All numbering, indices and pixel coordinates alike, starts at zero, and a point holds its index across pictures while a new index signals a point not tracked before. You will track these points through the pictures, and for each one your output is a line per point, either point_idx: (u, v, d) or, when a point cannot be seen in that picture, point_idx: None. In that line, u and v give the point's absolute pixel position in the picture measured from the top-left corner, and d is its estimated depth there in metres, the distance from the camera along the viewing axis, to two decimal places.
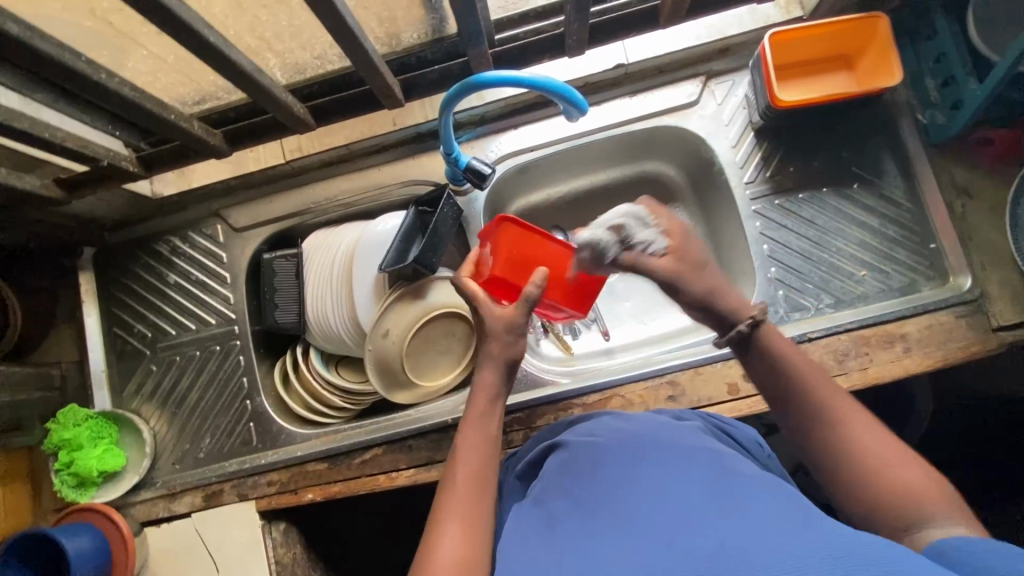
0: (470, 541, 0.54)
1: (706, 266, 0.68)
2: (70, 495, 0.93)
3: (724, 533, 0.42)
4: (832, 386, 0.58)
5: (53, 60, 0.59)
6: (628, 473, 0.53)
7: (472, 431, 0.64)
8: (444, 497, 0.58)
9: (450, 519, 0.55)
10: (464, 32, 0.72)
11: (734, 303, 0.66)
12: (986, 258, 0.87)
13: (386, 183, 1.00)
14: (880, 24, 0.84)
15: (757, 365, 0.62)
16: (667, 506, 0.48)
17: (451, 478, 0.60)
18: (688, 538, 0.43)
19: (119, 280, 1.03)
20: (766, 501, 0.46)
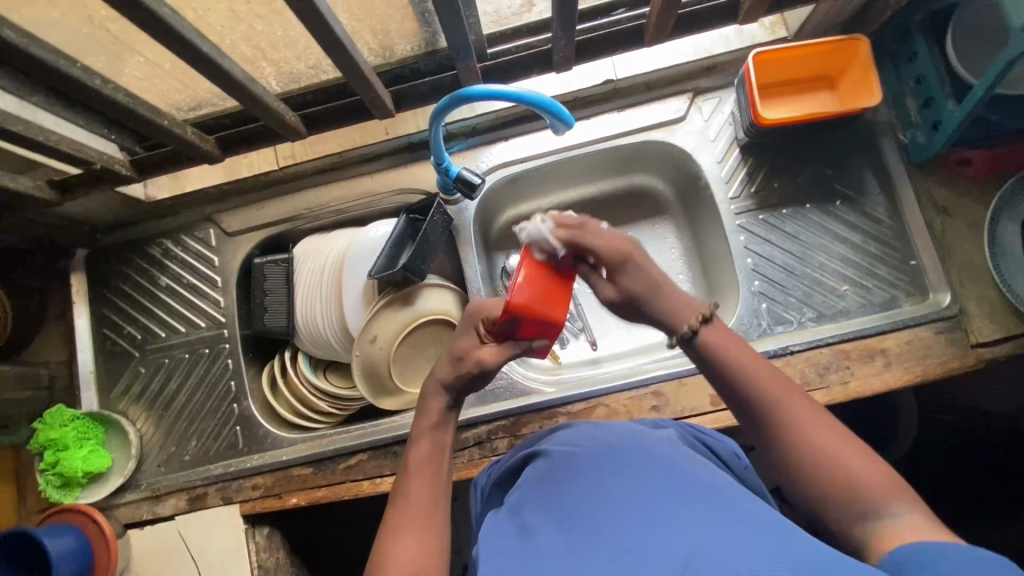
0: (424, 549, 0.54)
1: (658, 290, 0.64)
2: (55, 496, 0.93)
3: (690, 537, 0.45)
4: (784, 378, 0.58)
5: (50, 65, 0.60)
6: (599, 481, 0.55)
7: (423, 444, 0.65)
8: (396, 510, 0.59)
9: (405, 529, 0.56)
10: (454, 46, 0.74)
11: (676, 312, 0.63)
12: (965, 275, 0.89)
13: (378, 191, 1.01)
14: (862, 45, 0.87)
15: (705, 365, 0.61)
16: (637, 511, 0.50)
17: (404, 492, 0.60)
18: (655, 546, 0.45)
19: (111, 282, 1.04)
20: (730, 506, 0.49)
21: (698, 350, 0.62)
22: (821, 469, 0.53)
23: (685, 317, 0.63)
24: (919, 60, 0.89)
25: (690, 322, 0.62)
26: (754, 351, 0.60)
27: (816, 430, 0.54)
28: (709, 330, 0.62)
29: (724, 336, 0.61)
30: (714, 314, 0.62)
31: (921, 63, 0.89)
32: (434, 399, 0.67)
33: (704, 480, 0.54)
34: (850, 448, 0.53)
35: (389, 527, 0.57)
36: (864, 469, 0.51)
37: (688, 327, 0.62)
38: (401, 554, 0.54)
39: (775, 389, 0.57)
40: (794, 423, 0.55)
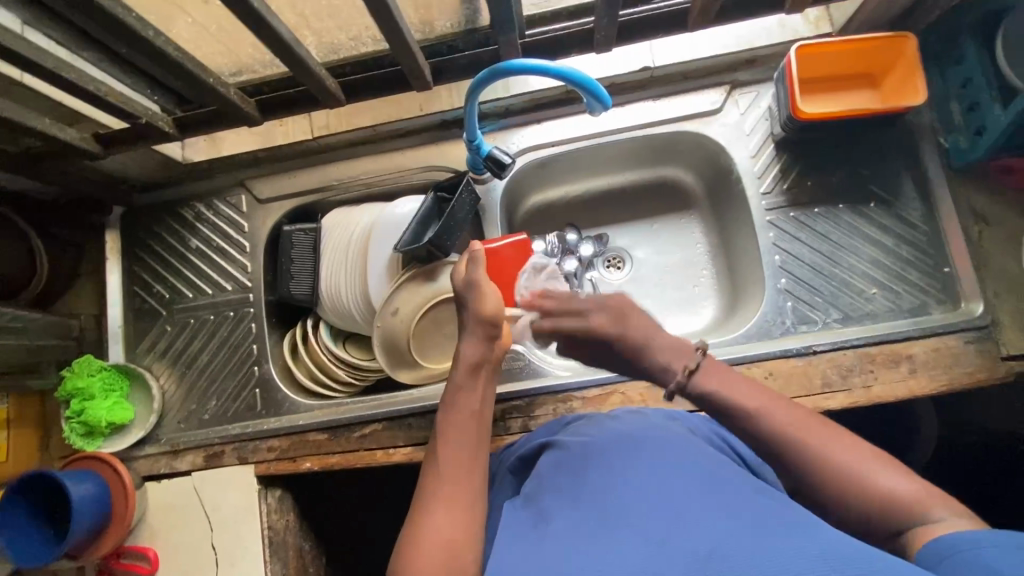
0: (457, 520, 0.55)
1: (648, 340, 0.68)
2: (78, 443, 0.96)
3: (720, 531, 0.44)
4: (778, 399, 0.60)
5: (107, 13, 0.62)
6: (623, 469, 0.55)
7: (457, 412, 0.66)
8: (427, 483, 0.59)
9: (437, 502, 0.56)
10: (496, 20, 0.74)
11: (666, 359, 0.66)
12: (1000, 286, 0.87)
13: (408, 167, 1.02)
14: (908, 44, 0.85)
15: (709, 408, 0.63)
16: (662, 502, 0.49)
17: (434, 463, 0.61)
18: (686, 536, 0.44)
19: (143, 241, 1.06)
20: (759, 503, 0.48)
21: (695, 396, 0.63)
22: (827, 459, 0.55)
23: (676, 364, 0.65)
24: (967, 63, 0.87)
25: (684, 367, 0.64)
26: (751, 380, 0.62)
27: (782, 413, 0.58)
28: (704, 368, 0.64)
29: (715, 372, 0.64)
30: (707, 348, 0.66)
31: (969, 65, 0.87)
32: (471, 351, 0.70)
33: (732, 478, 0.53)
34: (821, 427, 0.57)
35: (424, 501, 0.57)
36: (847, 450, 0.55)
37: (682, 374, 0.64)
38: (435, 522, 0.54)
39: (755, 399, 0.59)
40: (784, 433, 0.57)
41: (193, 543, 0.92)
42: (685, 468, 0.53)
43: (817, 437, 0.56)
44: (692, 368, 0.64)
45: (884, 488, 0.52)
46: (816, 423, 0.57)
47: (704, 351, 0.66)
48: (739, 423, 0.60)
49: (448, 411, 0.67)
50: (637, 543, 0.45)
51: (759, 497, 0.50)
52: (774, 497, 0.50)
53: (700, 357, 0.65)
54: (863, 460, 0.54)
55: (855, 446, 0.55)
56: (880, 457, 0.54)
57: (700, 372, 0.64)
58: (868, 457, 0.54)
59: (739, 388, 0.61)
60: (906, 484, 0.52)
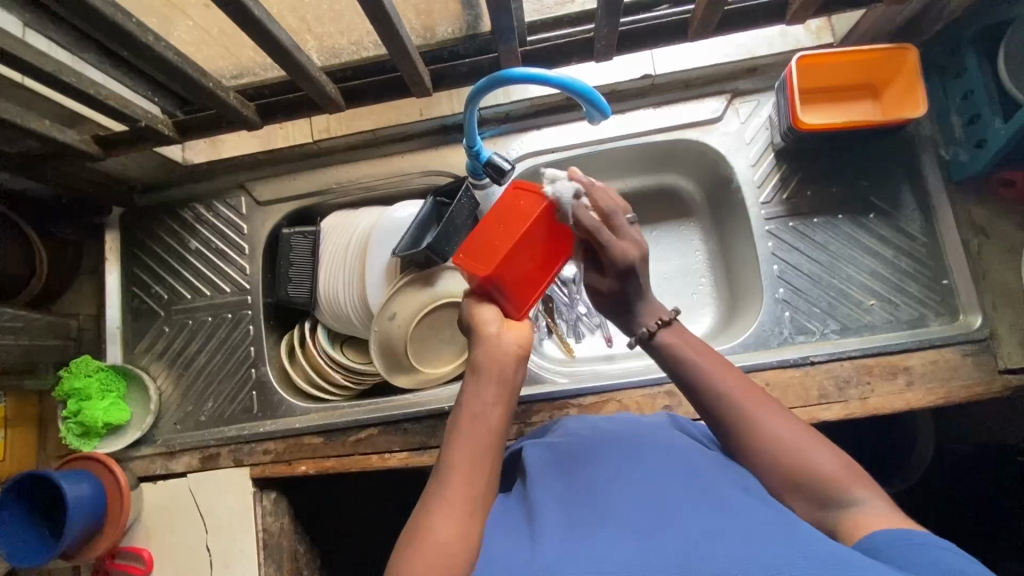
0: (461, 528, 0.51)
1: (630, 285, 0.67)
2: (74, 443, 0.96)
3: (704, 531, 0.45)
4: (744, 380, 0.59)
5: (107, 18, 0.62)
6: (611, 469, 0.56)
7: (473, 411, 0.58)
8: (436, 482, 0.54)
9: (446, 506, 0.52)
10: (497, 29, 0.74)
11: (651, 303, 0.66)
12: (999, 299, 0.86)
13: (408, 171, 1.02)
14: (910, 56, 0.85)
15: (667, 367, 0.63)
16: (649, 505, 0.49)
17: (448, 461, 0.55)
18: (669, 541, 0.45)
19: (142, 242, 1.06)
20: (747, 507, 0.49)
21: (659, 351, 0.64)
22: (761, 426, 0.55)
23: (648, 316, 0.66)
24: (968, 75, 0.87)
25: (653, 321, 0.65)
26: (728, 362, 0.61)
27: (733, 382, 0.59)
28: (667, 333, 0.64)
29: (684, 335, 0.64)
30: (673, 318, 0.65)
31: (970, 78, 0.86)
32: (493, 351, 0.62)
33: (720, 475, 0.54)
34: (773, 406, 0.57)
35: (431, 501, 0.53)
36: (781, 421, 0.56)
37: (647, 326, 0.65)
38: (439, 529, 0.50)
39: (715, 374, 0.59)
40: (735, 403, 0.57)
41: (187, 545, 0.92)
42: (677, 471, 0.54)
43: (766, 414, 0.56)
44: (656, 326, 0.65)
45: (824, 468, 0.52)
46: (763, 397, 0.58)
47: (668, 321, 0.65)
48: (699, 394, 0.60)
49: (469, 401, 0.59)
50: (624, 541, 0.46)
51: (744, 494, 0.51)
52: (756, 494, 0.52)
53: (663, 326, 0.65)
54: (807, 443, 0.54)
55: (801, 426, 0.55)
56: (825, 441, 0.54)
57: (662, 335, 0.64)
58: (804, 435, 0.55)
59: (696, 356, 0.62)
60: (840, 463, 0.53)
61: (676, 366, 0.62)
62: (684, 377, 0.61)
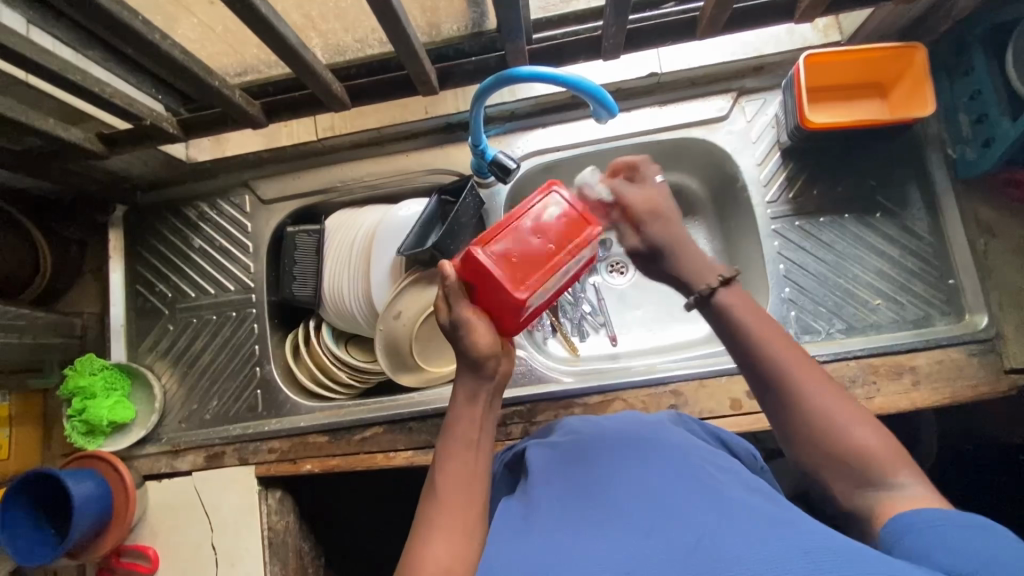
0: (455, 549, 0.52)
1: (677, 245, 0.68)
2: (79, 442, 0.95)
3: (709, 523, 0.45)
4: (802, 351, 0.57)
5: (113, 16, 0.62)
6: (617, 469, 0.55)
7: (454, 441, 0.60)
8: (426, 511, 0.56)
9: (436, 529, 0.53)
10: (504, 26, 0.74)
11: (700, 268, 0.66)
12: (1004, 298, 0.86)
13: (413, 170, 1.02)
14: (918, 56, 0.84)
15: (719, 327, 0.62)
16: (655, 502, 0.49)
17: (433, 492, 0.57)
18: (673, 536, 0.45)
19: (146, 240, 1.06)
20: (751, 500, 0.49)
21: (713, 310, 0.62)
22: (800, 395, 0.55)
23: (704, 276, 0.65)
24: (975, 74, 0.87)
25: (707, 282, 0.64)
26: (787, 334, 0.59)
27: (790, 351, 0.57)
28: (730, 291, 0.62)
29: (746, 302, 0.62)
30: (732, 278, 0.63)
31: (978, 77, 0.86)
32: (466, 387, 0.64)
33: (724, 475, 0.54)
34: (825, 380, 0.56)
35: (422, 527, 0.54)
36: (829, 396, 0.54)
37: (704, 286, 0.64)
38: (432, 550, 0.52)
39: (773, 338, 0.58)
40: (780, 366, 0.56)
41: (193, 543, 0.92)
42: (680, 470, 0.53)
43: (813, 381, 0.55)
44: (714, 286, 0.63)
45: None
46: (817, 371, 0.56)
47: (727, 280, 0.63)
48: (749, 354, 0.58)
49: (447, 438, 0.61)
50: (630, 538, 0.46)
51: (749, 493, 0.50)
52: (762, 492, 0.51)
53: (721, 283, 0.63)
54: (846, 419, 0.53)
55: (847, 403, 0.54)
56: (868, 425, 0.53)
57: (720, 296, 0.62)
58: (852, 415, 0.53)
59: (760, 317, 0.60)
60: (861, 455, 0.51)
61: (729, 320, 0.61)
62: (735, 336, 0.60)
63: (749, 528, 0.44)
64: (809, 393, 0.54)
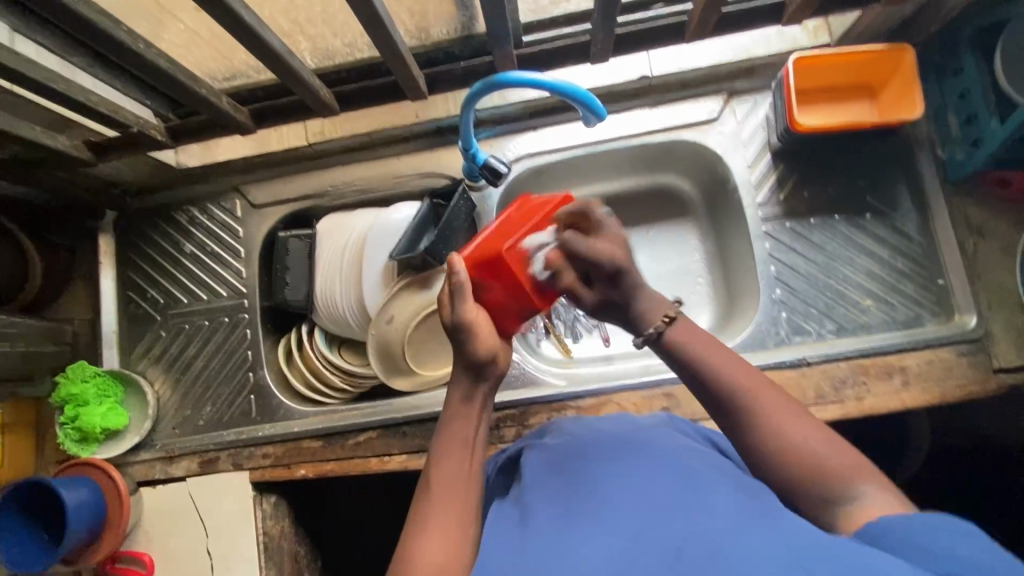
0: (451, 544, 0.53)
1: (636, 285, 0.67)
2: (73, 449, 0.95)
3: (698, 527, 0.45)
4: (750, 370, 0.59)
5: (96, 27, 0.61)
6: (609, 469, 0.55)
7: (449, 440, 0.61)
8: (420, 508, 0.56)
9: (430, 526, 0.54)
10: (492, 31, 0.74)
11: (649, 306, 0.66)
12: (993, 297, 0.87)
13: (405, 174, 1.01)
14: (907, 56, 0.84)
15: (675, 362, 0.63)
16: (645, 504, 0.49)
17: (426, 491, 0.58)
18: (662, 536, 0.45)
19: (137, 246, 1.06)
20: (740, 498, 0.49)
21: (666, 350, 0.64)
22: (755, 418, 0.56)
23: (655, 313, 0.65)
24: (965, 75, 0.87)
25: (663, 315, 0.65)
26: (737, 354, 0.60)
27: (739, 370, 0.59)
28: (679, 325, 0.64)
29: (691, 330, 0.64)
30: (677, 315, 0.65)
31: (967, 78, 0.86)
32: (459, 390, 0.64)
33: (715, 473, 0.53)
34: (780, 397, 0.57)
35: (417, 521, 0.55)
36: (782, 412, 0.56)
37: (661, 321, 0.64)
38: (428, 545, 0.53)
39: (724, 367, 0.59)
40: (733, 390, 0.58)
41: (188, 548, 0.93)
42: (671, 466, 0.53)
43: (766, 400, 0.57)
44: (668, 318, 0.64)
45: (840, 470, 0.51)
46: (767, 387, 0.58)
47: (672, 318, 0.64)
48: (704, 381, 0.60)
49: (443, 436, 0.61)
50: (616, 544, 0.46)
51: (739, 492, 0.50)
52: (752, 489, 0.51)
53: (667, 324, 0.64)
54: (805, 435, 0.54)
55: (800, 416, 0.55)
56: (828, 438, 0.54)
57: (672, 330, 0.64)
58: (812, 431, 0.54)
59: (709, 347, 0.61)
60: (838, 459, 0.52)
61: (683, 359, 0.62)
62: (690, 368, 0.61)
63: (737, 531, 0.44)
64: (769, 416, 0.56)
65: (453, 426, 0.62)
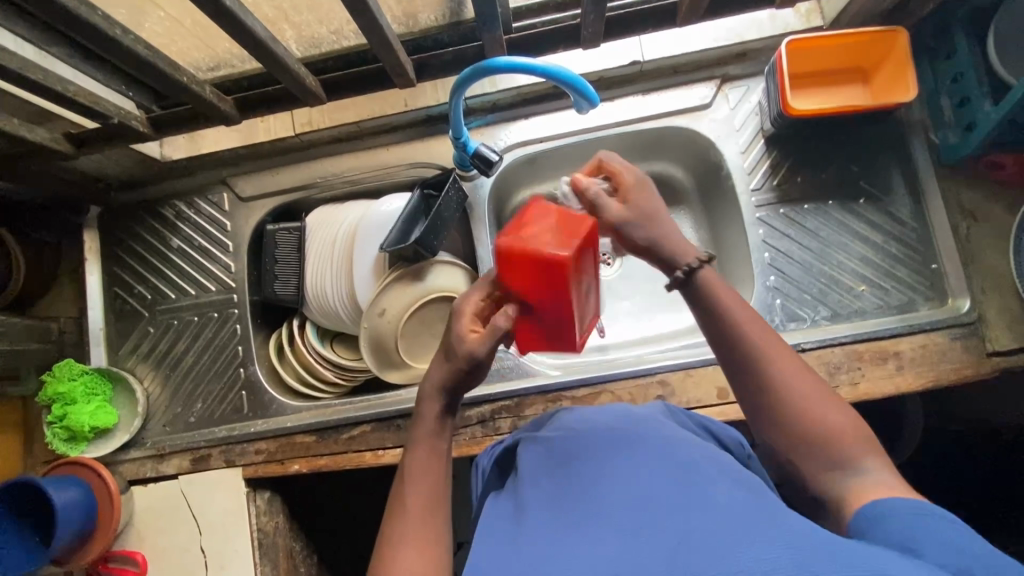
0: (425, 554, 0.53)
1: (654, 217, 0.64)
2: (61, 449, 0.94)
3: (697, 527, 0.43)
4: (772, 336, 0.58)
5: (71, 13, 0.59)
6: (605, 464, 0.54)
7: (421, 453, 0.60)
8: (393, 524, 0.56)
9: (405, 544, 0.54)
10: (480, 16, 0.72)
11: (678, 245, 0.63)
12: (987, 282, 0.87)
13: (395, 164, 1.00)
14: (901, 39, 0.84)
15: (698, 309, 0.61)
16: (644, 503, 0.47)
17: (400, 504, 0.57)
18: (658, 535, 0.44)
19: (123, 242, 1.04)
20: (735, 491, 0.48)
21: (694, 293, 0.61)
22: (776, 381, 0.56)
23: (679, 257, 0.62)
24: (958, 57, 0.86)
25: (686, 262, 0.61)
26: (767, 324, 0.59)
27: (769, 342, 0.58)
28: (707, 277, 0.61)
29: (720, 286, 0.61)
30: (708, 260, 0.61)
31: (960, 60, 0.86)
32: (430, 405, 0.62)
33: (713, 466, 0.52)
34: (804, 373, 0.57)
35: (392, 541, 0.54)
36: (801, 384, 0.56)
37: (686, 265, 0.61)
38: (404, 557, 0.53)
39: (755, 332, 0.58)
40: (758, 349, 0.57)
41: (182, 547, 0.92)
42: (667, 460, 0.52)
43: (785, 366, 0.57)
44: (694, 265, 0.61)
45: None
46: (786, 354, 0.58)
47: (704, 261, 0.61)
48: (724, 335, 0.59)
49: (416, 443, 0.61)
50: (610, 542, 0.45)
51: (735, 488, 0.48)
52: (747, 483, 0.50)
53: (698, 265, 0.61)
54: (809, 396, 0.55)
55: (811, 381, 0.56)
56: (831, 405, 0.55)
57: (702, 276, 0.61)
58: (817, 398, 0.55)
59: (734, 309, 0.60)
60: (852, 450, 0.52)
61: (720, 315, 0.60)
62: (711, 327, 0.60)
63: (732, 528, 0.42)
64: (789, 384, 0.56)
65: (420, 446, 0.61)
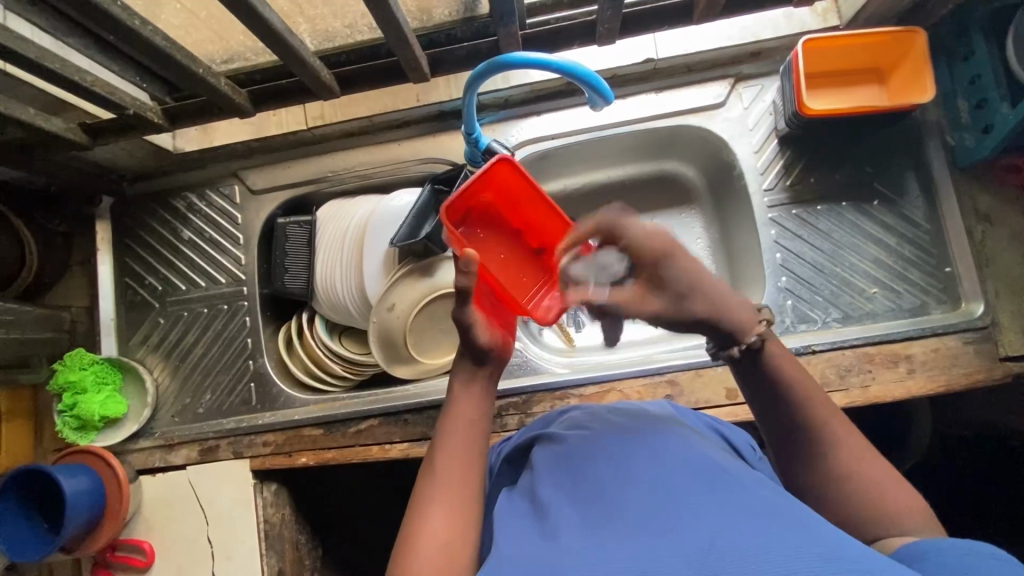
0: (455, 524, 0.53)
1: (694, 288, 0.59)
2: (72, 437, 0.94)
3: (720, 526, 0.43)
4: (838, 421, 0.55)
5: (89, 2, 0.60)
6: (632, 462, 0.53)
7: (458, 417, 0.62)
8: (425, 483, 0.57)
9: (435, 502, 0.54)
10: (496, 10, 0.72)
11: (740, 317, 0.57)
12: (1001, 286, 0.86)
13: (406, 159, 1.00)
14: (918, 39, 0.83)
15: (762, 382, 0.57)
16: (665, 504, 0.47)
17: (436, 460, 0.58)
18: (682, 534, 0.43)
19: (134, 232, 1.04)
20: (758, 494, 0.47)
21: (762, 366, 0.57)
22: (831, 450, 0.54)
23: (749, 327, 0.57)
24: (976, 59, 0.85)
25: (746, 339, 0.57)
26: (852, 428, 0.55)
27: (816, 400, 0.55)
28: (767, 346, 0.57)
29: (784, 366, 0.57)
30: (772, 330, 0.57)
31: (978, 61, 0.85)
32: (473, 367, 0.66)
33: (738, 472, 0.51)
34: (858, 442, 0.54)
35: (422, 500, 0.55)
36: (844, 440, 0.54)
37: (740, 345, 0.57)
38: (433, 525, 0.53)
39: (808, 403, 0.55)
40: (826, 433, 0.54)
41: (189, 537, 0.92)
42: (683, 461, 0.52)
43: (847, 442, 0.54)
44: (754, 343, 0.57)
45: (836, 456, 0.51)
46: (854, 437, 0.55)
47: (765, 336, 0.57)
48: (786, 415, 0.56)
49: (450, 417, 0.62)
50: (636, 539, 0.44)
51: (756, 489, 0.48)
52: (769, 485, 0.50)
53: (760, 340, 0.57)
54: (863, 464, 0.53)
55: (879, 467, 0.53)
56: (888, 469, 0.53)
57: (766, 348, 0.57)
58: (885, 474, 0.52)
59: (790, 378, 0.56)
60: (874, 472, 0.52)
61: (771, 376, 0.56)
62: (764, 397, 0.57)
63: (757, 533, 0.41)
64: (839, 453, 0.53)
65: (460, 410, 0.62)
